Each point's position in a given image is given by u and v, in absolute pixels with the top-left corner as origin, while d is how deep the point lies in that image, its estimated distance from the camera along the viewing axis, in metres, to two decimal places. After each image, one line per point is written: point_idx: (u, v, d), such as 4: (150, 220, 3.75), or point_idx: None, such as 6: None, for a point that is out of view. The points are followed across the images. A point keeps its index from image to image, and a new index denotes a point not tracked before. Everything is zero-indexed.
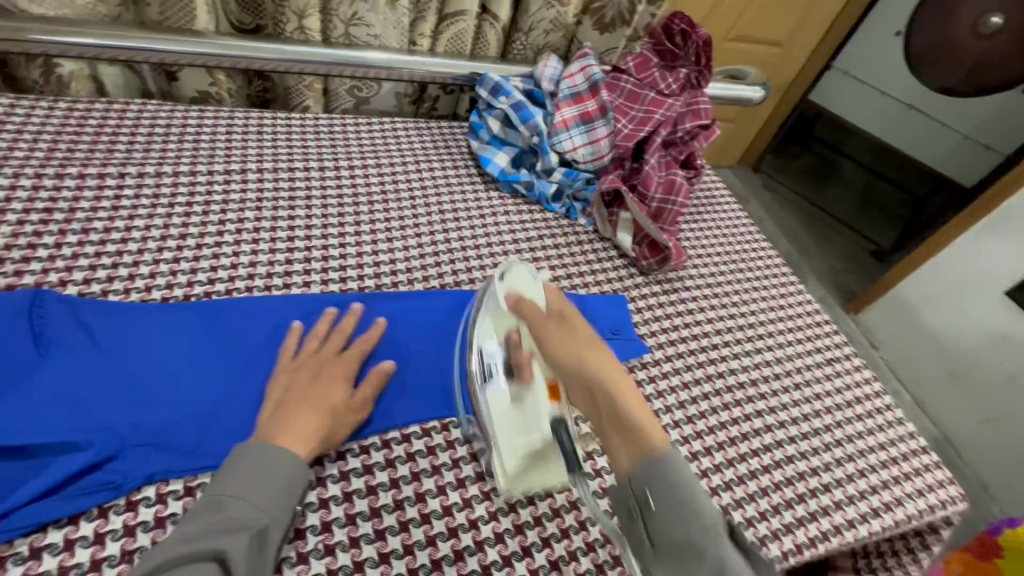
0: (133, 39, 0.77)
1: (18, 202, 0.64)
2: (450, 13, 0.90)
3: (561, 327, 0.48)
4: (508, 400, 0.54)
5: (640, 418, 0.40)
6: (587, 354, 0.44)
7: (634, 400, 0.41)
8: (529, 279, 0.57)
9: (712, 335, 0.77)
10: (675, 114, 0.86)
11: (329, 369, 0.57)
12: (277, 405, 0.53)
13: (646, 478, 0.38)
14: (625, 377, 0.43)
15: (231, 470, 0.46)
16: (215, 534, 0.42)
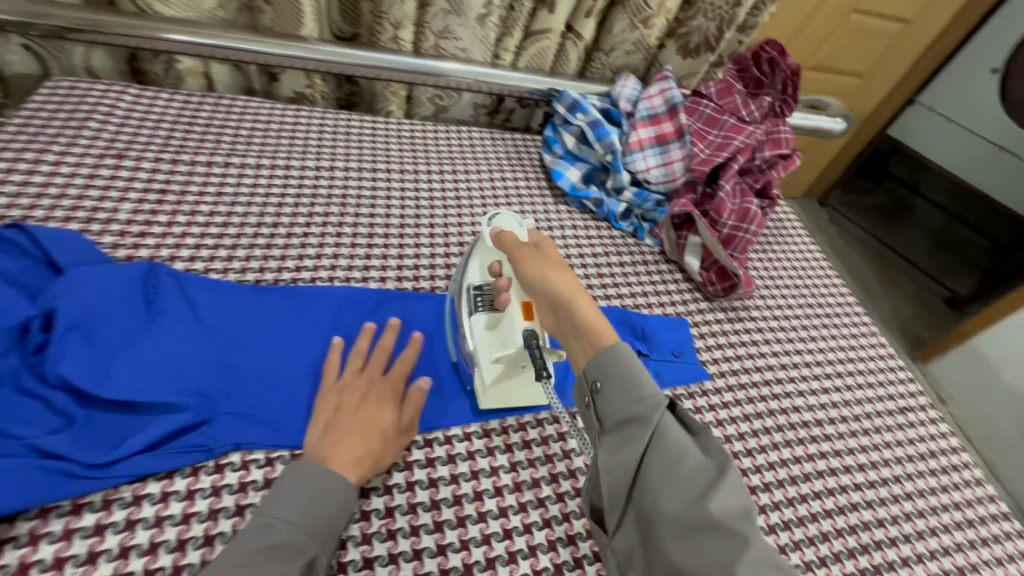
0: (245, 42, 0.84)
1: (139, 182, 0.71)
2: (536, 30, 0.92)
3: (535, 256, 0.57)
4: (488, 322, 0.60)
5: (595, 325, 0.48)
6: (553, 275, 0.53)
7: (591, 308, 0.49)
8: (515, 225, 0.64)
9: (777, 369, 0.75)
10: (755, 142, 0.84)
11: (379, 388, 0.57)
12: (327, 426, 0.53)
13: (597, 366, 0.45)
14: (581, 289, 0.52)
15: (285, 494, 0.47)
16: (264, 561, 0.43)
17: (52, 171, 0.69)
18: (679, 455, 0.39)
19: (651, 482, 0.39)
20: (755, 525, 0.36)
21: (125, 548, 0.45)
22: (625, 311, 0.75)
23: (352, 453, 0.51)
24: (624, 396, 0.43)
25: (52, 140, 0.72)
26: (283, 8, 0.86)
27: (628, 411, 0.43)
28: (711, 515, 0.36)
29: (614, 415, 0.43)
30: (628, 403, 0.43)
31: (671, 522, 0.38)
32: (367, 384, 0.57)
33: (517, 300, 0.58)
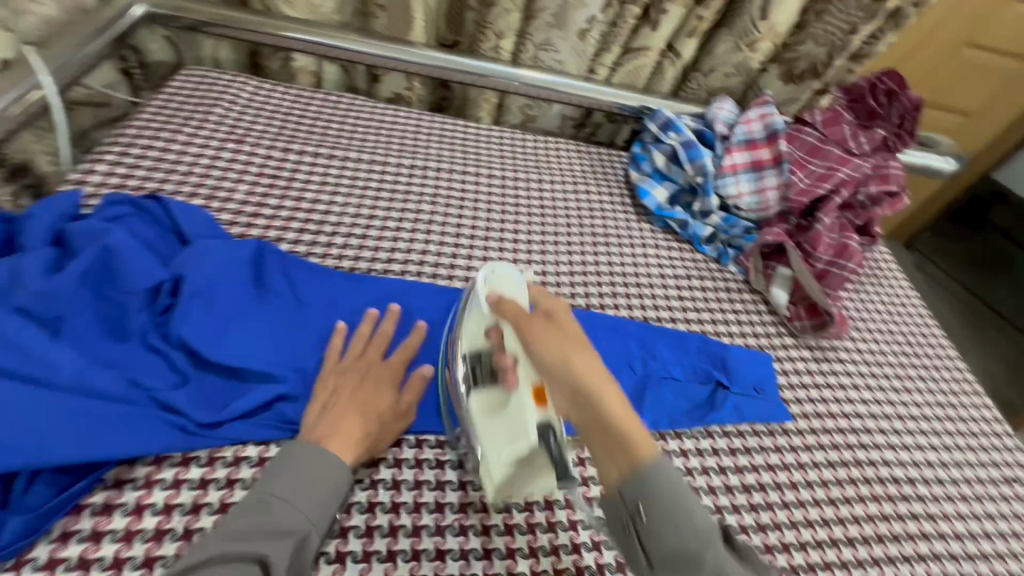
0: (357, 43, 0.89)
1: (254, 167, 0.76)
2: (635, 47, 0.92)
3: (547, 327, 0.45)
4: (489, 408, 0.50)
5: (632, 434, 0.39)
6: (574, 356, 0.42)
7: (623, 410, 0.40)
8: (511, 280, 0.56)
9: (866, 419, 0.70)
10: (861, 176, 0.81)
11: (378, 372, 0.56)
12: (324, 407, 0.52)
13: (638, 491, 0.38)
14: (612, 380, 0.41)
15: (280, 472, 0.46)
16: (259, 536, 0.43)
17: (181, 151, 0.75)
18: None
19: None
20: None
21: (224, 505, 0.48)
22: (706, 338, 0.73)
23: (347, 436, 0.50)
24: (675, 525, 0.37)
25: (182, 122, 0.79)
26: (396, 13, 0.90)
27: (682, 546, 0.37)
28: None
29: (661, 550, 0.38)
30: (682, 536, 0.37)
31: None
32: (364, 369, 0.56)
33: (527, 380, 0.48)
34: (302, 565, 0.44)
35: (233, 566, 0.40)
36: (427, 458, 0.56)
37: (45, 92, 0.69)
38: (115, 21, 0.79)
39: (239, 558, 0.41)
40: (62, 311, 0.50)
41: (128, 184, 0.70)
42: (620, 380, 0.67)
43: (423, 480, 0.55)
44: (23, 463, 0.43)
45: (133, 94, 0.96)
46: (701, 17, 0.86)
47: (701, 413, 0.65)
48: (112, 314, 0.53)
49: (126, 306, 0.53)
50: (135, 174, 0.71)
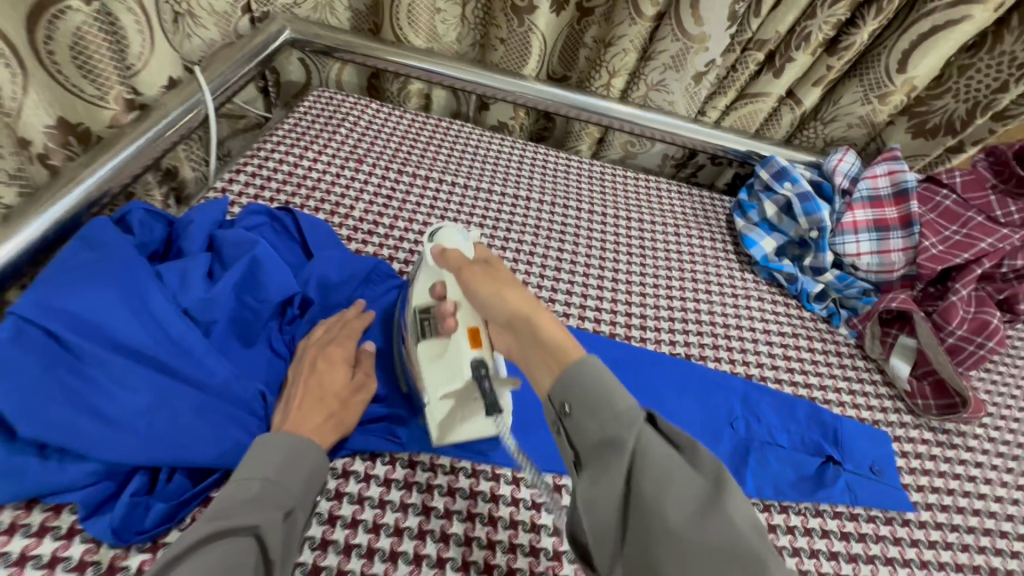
0: (475, 74, 0.91)
1: (372, 186, 0.81)
2: (752, 92, 0.90)
3: (484, 270, 0.49)
4: (430, 352, 0.52)
5: (560, 340, 0.41)
6: (508, 289, 0.46)
7: (549, 324, 0.43)
8: (456, 236, 0.56)
9: (1002, 520, 0.63)
10: (1008, 247, 0.73)
11: (329, 350, 0.55)
12: (288, 402, 0.50)
13: (563, 386, 0.39)
14: (541, 307, 0.44)
15: (255, 455, 0.44)
16: (246, 511, 0.40)
17: (309, 167, 0.81)
18: (665, 473, 0.34)
19: (641, 494, 0.34)
20: (761, 538, 0.32)
21: (333, 517, 0.50)
22: (815, 406, 0.68)
23: (311, 421, 0.48)
24: (596, 414, 0.37)
25: (311, 141, 0.84)
26: (515, 47, 0.92)
27: (605, 431, 0.36)
28: (721, 540, 0.32)
29: (586, 440, 0.37)
30: (602, 423, 0.37)
31: (671, 543, 0.32)
32: (319, 348, 0.55)
33: (464, 322, 0.50)
34: (290, 541, 0.41)
35: (228, 541, 0.37)
36: (524, 496, 0.54)
37: (205, 108, 0.75)
38: (265, 46, 0.86)
39: (232, 532, 0.38)
40: (214, 316, 0.53)
41: (263, 195, 0.76)
42: (720, 441, 0.64)
43: (519, 520, 0.53)
44: (172, 460, 0.45)
45: (266, 110, 1.04)
46: (830, 66, 0.83)
47: (810, 487, 0.61)
48: (247, 321, 0.56)
49: (262, 313, 0.57)
50: (269, 187, 0.77)
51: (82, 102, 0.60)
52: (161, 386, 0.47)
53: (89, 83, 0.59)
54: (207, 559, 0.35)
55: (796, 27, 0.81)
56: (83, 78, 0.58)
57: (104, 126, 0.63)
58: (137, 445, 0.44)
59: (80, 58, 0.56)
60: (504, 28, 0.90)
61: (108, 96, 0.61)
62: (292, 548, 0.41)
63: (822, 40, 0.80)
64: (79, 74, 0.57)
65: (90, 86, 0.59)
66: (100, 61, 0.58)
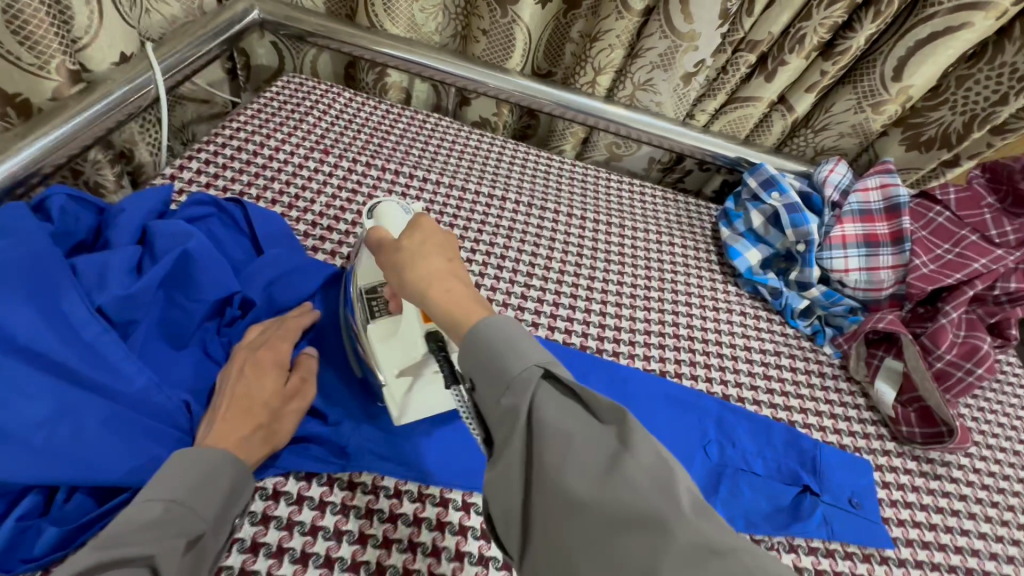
0: (453, 65, 0.86)
1: (336, 179, 0.76)
2: (742, 96, 0.85)
3: (389, 247, 0.44)
4: (383, 332, 0.50)
5: (455, 312, 0.38)
6: (406, 265, 0.42)
7: (449, 299, 0.39)
8: (397, 214, 0.51)
9: (986, 559, 0.59)
10: (1002, 269, 0.69)
11: (259, 354, 0.50)
12: (213, 416, 0.46)
13: (468, 357, 0.37)
14: (442, 273, 0.40)
15: (165, 473, 0.40)
16: (142, 537, 0.36)
17: (270, 156, 0.76)
18: (575, 441, 0.32)
19: (550, 474, 0.32)
20: (676, 489, 0.30)
21: (256, 544, 0.45)
22: (795, 431, 0.64)
23: (226, 440, 0.43)
24: (493, 387, 0.35)
25: (275, 128, 0.79)
26: (496, 38, 0.87)
27: (506, 405, 0.34)
28: (631, 506, 0.29)
29: (489, 409, 0.35)
30: (498, 396, 0.34)
31: (579, 513, 0.30)
32: (250, 351, 0.50)
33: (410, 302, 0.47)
34: (195, 570, 0.37)
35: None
36: (473, 525, 0.50)
37: (157, 87, 0.70)
38: (229, 25, 0.81)
39: (120, 565, 0.34)
40: (136, 315, 0.48)
41: (216, 183, 0.71)
42: (691, 466, 0.60)
43: (466, 551, 0.48)
44: (70, 478, 0.40)
45: (234, 94, 0.99)
46: (825, 72, 0.79)
47: (784, 519, 0.57)
48: (177, 321, 0.51)
49: (196, 314, 0.52)
50: (223, 175, 0.72)
51: (21, 71, 0.57)
52: (64, 395, 0.42)
53: (26, 51, 0.55)
54: None
55: (789, 29, 0.76)
56: (19, 45, 0.54)
57: (47, 99, 0.60)
58: (29, 460, 0.39)
59: (15, 24, 0.53)
60: (485, 19, 0.85)
61: (49, 66, 0.57)
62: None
63: (816, 43, 0.76)
64: (15, 40, 0.54)
65: (29, 55, 0.56)
66: (42, 29, 0.55)
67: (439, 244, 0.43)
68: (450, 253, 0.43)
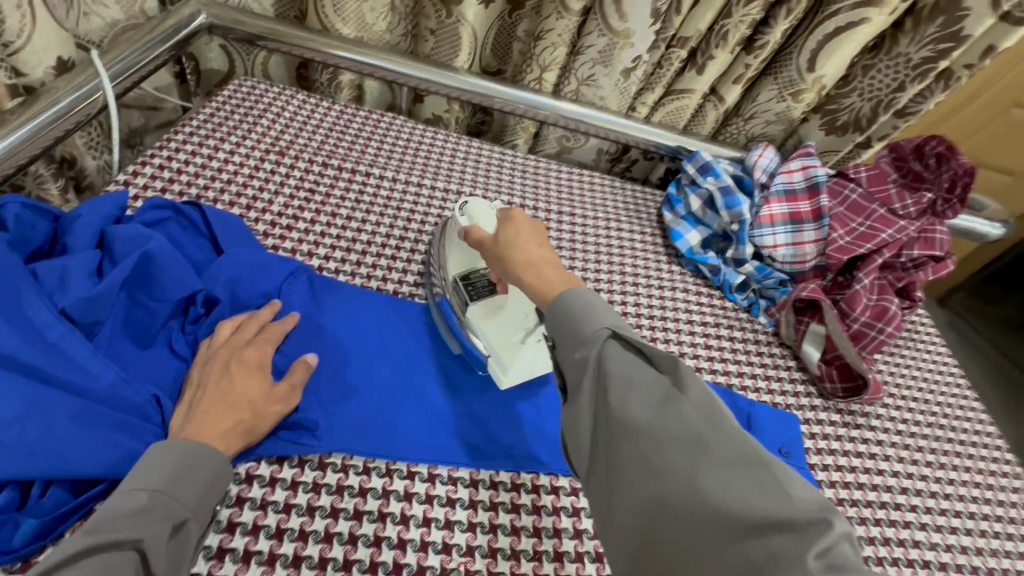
0: (403, 65, 0.89)
1: (293, 179, 0.78)
2: (678, 89, 0.92)
3: (495, 238, 0.55)
4: (486, 313, 0.61)
5: (543, 287, 0.48)
6: (505, 250, 0.53)
7: (542, 279, 0.49)
8: (486, 211, 0.62)
9: (898, 494, 0.67)
10: (906, 238, 0.78)
11: (236, 352, 0.52)
12: (189, 407, 0.48)
13: (551, 316, 0.46)
14: (541, 262, 0.51)
15: (149, 463, 0.43)
16: (130, 523, 0.39)
17: (224, 159, 0.77)
18: (639, 382, 0.40)
19: (612, 402, 0.40)
20: (718, 415, 0.38)
21: (232, 524, 0.47)
22: (730, 392, 0.71)
23: (194, 428, 0.46)
24: (573, 345, 0.43)
25: (228, 132, 0.80)
26: (445, 39, 0.91)
27: (579, 354, 0.43)
28: (686, 432, 0.37)
29: (569, 358, 0.44)
30: (574, 349, 0.43)
31: (647, 438, 0.38)
32: (232, 350, 0.53)
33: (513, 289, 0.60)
34: (181, 552, 0.41)
35: (105, 557, 0.37)
36: (438, 494, 0.54)
37: (105, 94, 0.70)
38: (176, 30, 0.80)
39: (108, 548, 0.37)
40: (100, 316, 0.50)
41: (171, 188, 0.72)
42: None
43: (433, 517, 0.52)
44: (45, 472, 0.42)
45: (184, 99, 1.00)
46: (748, 64, 0.86)
47: None
48: (142, 320, 0.53)
49: (161, 314, 0.54)
50: (178, 180, 0.73)
51: None
52: (34, 394, 0.43)
53: None
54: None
55: (715, 26, 0.83)
56: None
57: None
58: (1, 457, 0.41)
59: None
60: (432, 19, 0.89)
61: None
62: (185, 557, 0.41)
63: (739, 38, 0.82)
64: None
65: None
66: None
67: (539, 235, 0.54)
68: (548, 243, 0.54)
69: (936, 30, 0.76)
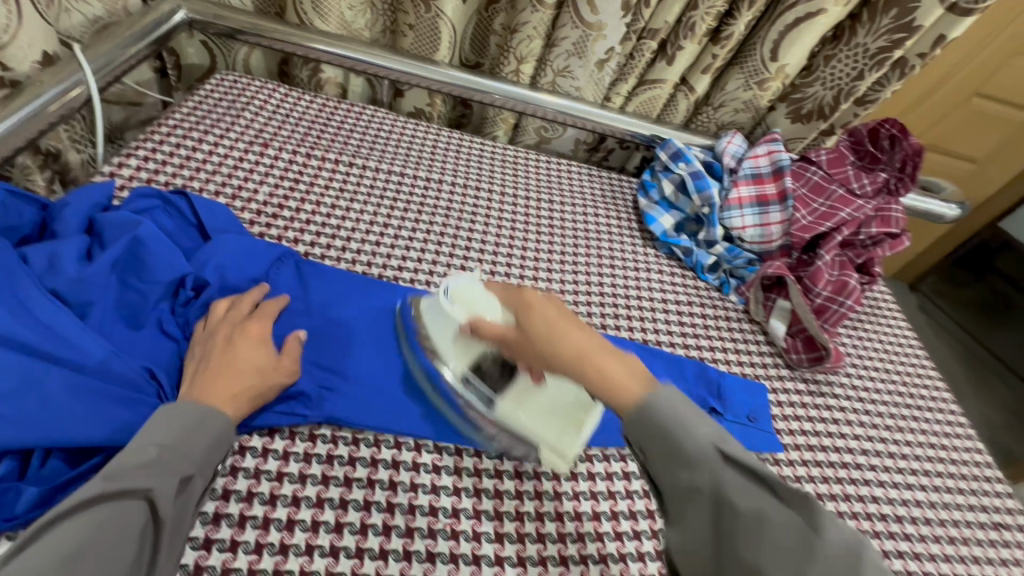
0: (383, 59, 0.91)
1: (278, 169, 0.80)
2: (650, 79, 0.95)
3: (528, 330, 0.47)
4: (522, 401, 0.55)
5: (623, 383, 0.43)
6: (550, 347, 0.46)
7: (606, 378, 0.43)
8: (475, 289, 0.58)
9: (858, 455, 0.71)
10: (863, 216, 0.82)
11: (239, 328, 0.55)
12: (196, 374, 0.51)
13: (637, 426, 0.41)
14: (601, 354, 0.45)
15: (158, 423, 0.45)
16: (140, 474, 0.41)
17: (209, 151, 0.79)
18: (764, 519, 0.36)
19: (736, 542, 0.36)
20: (864, 566, 0.34)
21: (227, 492, 0.50)
22: (702, 365, 0.75)
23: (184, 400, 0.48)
24: (673, 465, 0.40)
25: (212, 124, 0.82)
26: (424, 33, 0.93)
27: (683, 477, 0.39)
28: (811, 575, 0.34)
29: (673, 485, 0.40)
30: (680, 475, 0.39)
31: None
32: (233, 325, 0.55)
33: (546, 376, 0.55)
34: (186, 505, 0.43)
35: (116, 503, 0.39)
36: (424, 462, 0.56)
37: (86, 89, 0.71)
38: (157, 26, 0.82)
39: (119, 495, 0.39)
40: (90, 297, 0.52)
41: (156, 178, 0.73)
42: None
43: (419, 483, 0.55)
44: (42, 442, 0.44)
45: (164, 94, 1.00)
46: (715, 54, 0.90)
47: None
48: (132, 302, 0.55)
49: (150, 296, 0.56)
50: (164, 171, 0.74)
51: None
52: (28, 366, 0.45)
53: None
54: (88, 520, 0.37)
55: (682, 18, 0.86)
56: None
57: None
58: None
59: None
60: (411, 15, 0.92)
61: None
62: (188, 510, 0.43)
63: (706, 30, 0.86)
64: None
65: None
66: None
67: (571, 316, 0.48)
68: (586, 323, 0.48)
69: (890, 21, 0.81)
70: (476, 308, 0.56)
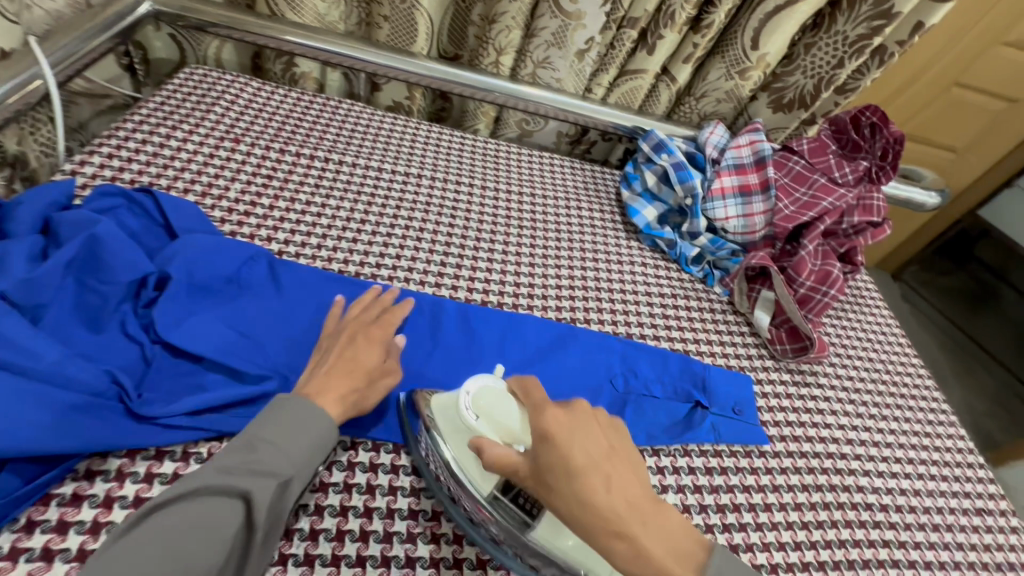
0: (357, 50, 0.88)
1: (250, 166, 0.77)
2: (631, 69, 0.94)
3: (554, 478, 0.41)
4: (559, 533, 0.45)
5: (672, 556, 0.40)
6: (585, 505, 0.40)
7: (651, 548, 0.39)
8: (496, 392, 0.49)
9: (843, 444, 0.71)
10: (845, 205, 0.82)
11: (368, 330, 0.58)
12: (319, 370, 0.53)
13: None
14: (641, 510, 0.40)
15: (267, 419, 0.48)
16: (245, 474, 0.45)
17: (177, 147, 0.76)
18: None
19: None
20: None
21: None
22: (686, 357, 0.74)
23: None
24: None
25: (180, 120, 0.79)
26: (399, 24, 0.91)
27: None
28: None
29: None
30: None
31: None
32: (360, 326, 0.58)
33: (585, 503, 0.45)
34: (281, 506, 0.46)
35: (222, 500, 0.43)
36: (404, 464, 0.56)
37: (44, 83, 0.68)
38: (120, 18, 0.79)
39: (224, 492, 0.43)
40: (43, 299, 0.50)
41: (121, 176, 0.70)
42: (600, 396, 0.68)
43: (398, 486, 0.54)
44: None
45: (135, 90, 0.96)
46: (696, 44, 0.89)
47: (679, 430, 0.67)
48: (92, 304, 0.53)
49: (109, 297, 0.53)
50: (129, 169, 0.71)
51: None
52: None
53: None
54: (193, 514, 0.42)
55: (662, 6, 0.85)
56: None
57: None
58: None
59: None
60: (385, 6, 0.89)
61: None
62: (283, 509, 0.46)
63: (685, 18, 0.85)
64: None
65: None
66: None
67: (609, 449, 0.42)
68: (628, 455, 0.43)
69: (870, 8, 0.80)
70: (500, 420, 0.47)
